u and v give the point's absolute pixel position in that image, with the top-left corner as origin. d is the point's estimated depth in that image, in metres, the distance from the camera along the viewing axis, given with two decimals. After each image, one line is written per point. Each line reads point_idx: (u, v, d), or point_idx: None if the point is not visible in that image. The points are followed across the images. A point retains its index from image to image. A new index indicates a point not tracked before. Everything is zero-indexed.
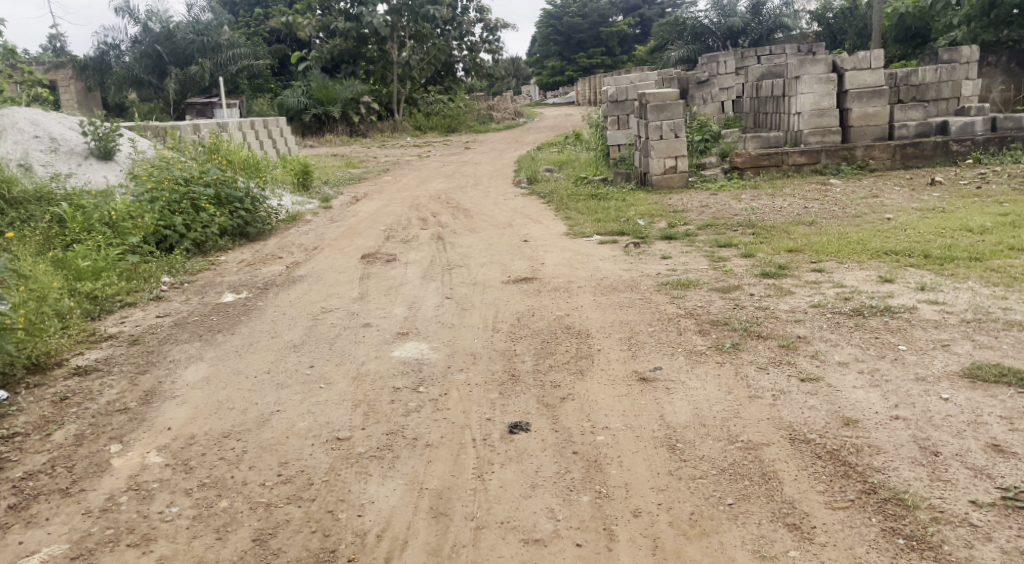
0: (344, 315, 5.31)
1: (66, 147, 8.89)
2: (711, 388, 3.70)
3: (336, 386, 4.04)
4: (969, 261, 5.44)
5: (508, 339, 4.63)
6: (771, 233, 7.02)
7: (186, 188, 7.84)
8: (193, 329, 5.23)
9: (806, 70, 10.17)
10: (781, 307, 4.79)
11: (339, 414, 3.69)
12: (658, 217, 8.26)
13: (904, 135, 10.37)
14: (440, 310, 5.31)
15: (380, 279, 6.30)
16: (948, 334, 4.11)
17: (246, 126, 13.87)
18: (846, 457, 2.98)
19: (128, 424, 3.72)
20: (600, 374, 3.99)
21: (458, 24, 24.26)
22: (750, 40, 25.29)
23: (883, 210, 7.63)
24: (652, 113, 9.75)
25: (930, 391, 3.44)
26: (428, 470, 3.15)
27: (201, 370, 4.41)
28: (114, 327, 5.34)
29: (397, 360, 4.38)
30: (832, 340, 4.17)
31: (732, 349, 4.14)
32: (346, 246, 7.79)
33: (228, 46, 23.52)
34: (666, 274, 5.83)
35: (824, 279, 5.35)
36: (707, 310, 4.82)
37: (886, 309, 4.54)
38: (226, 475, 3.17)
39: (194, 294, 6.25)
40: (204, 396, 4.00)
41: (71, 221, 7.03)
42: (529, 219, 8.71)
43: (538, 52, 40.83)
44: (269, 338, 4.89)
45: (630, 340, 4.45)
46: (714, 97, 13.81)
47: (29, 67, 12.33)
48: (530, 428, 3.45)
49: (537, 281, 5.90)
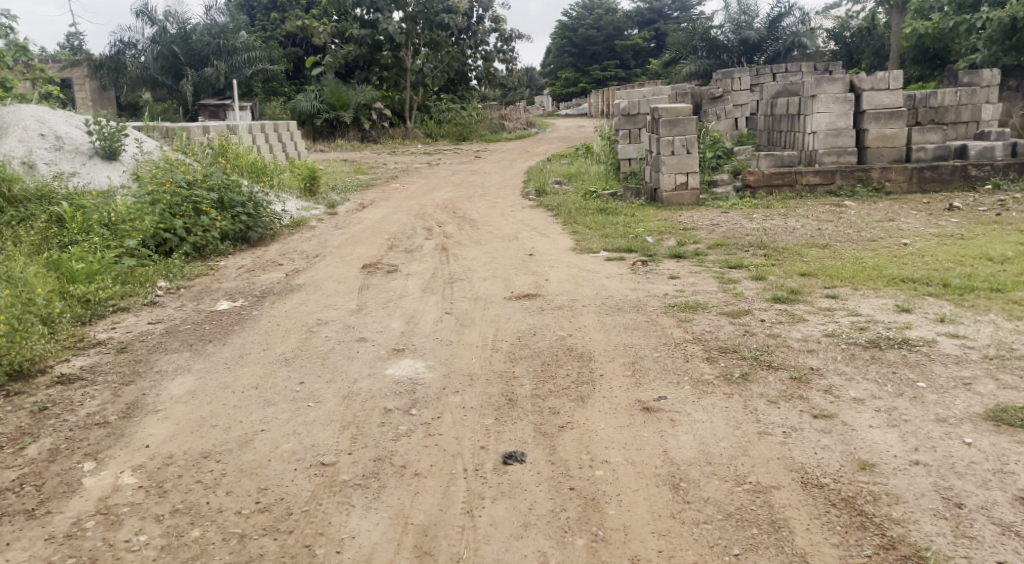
0: (339, 328, 5.14)
1: (70, 146, 8.77)
2: (718, 422, 3.50)
3: (325, 405, 3.85)
4: (990, 292, 5.24)
5: (507, 360, 4.44)
6: (783, 255, 6.81)
7: (188, 191, 7.68)
8: (184, 338, 5.06)
9: (822, 88, 10.03)
10: (793, 335, 4.59)
11: (325, 437, 3.51)
12: (667, 234, 8.06)
13: (922, 158, 10.14)
14: (439, 326, 5.13)
15: (379, 291, 6.14)
16: (970, 371, 3.91)
17: (255, 129, 13.76)
18: (862, 506, 2.78)
19: (105, 440, 3.55)
20: (602, 402, 3.80)
21: (473, 33, 24.23)
22: (765, 56, 25.04)
23: (900, 235, 7.42)
24: (664, 128, 9.63)
25: (953, 434, 3.24)
26: (414, 502, 2.97)
27: (187, 383, 4.24)
28: (104, 333, 5.18)
29: (390, 379, 4.19)
30: (847, 373, 3.96)
31: (741, 380, 3.94)
32: (349, 255, 7.64)
33: (243, 50, 23.46)
34: (674, 295, 5.64)
35: (838, 306, 5.15)
36: (715, 336, 4.62)
37: (904, 341, 4.34)
38: (201, 501, 2.99)
39: (189, 300, 6.09)
40: (187, 411, 3.83)
41: (70, 221, 6.90)
42: (535, 233, 8.54)
43: (552, 63, 40.82)
44: (260, 350, 4.72)
45: (634, 366, 4.26)
46: (727, 114, 13.74)
47: (41, 65, 12.07)
48: (525, 459, 3.28)
49: (540, 298, 5.73)
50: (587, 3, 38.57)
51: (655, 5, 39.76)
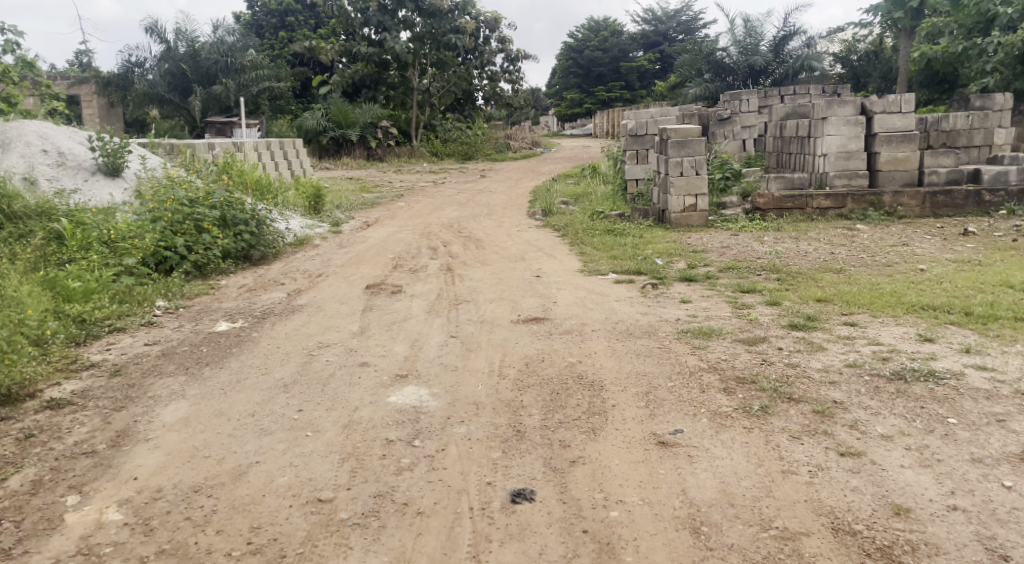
0: (341, 351, 4.96)
1: (73, 162, 8.67)
2: (739, 459, 3.33)
3: (325, 435, 3.67)
4: (1014, 321, 5.06)
5: (515, 388, 4.24)
6: (797, 279, 6.64)
7: (190, 209, 7.54)
8: (179, 361, 4.89)
9: (833, 111, 9.86)
10: (812, 365, 4.40)
11: (323, 470, 3.32)
12: (676, 256, 7.89)
13: (935, 182, 9.96)
14: (444, 350, 4.96)
15: (383, 313, 5.98)
16: (1004, 407, 3.72)
17: (261, 147, 13.71)
18: (900, 557, 2.63)
19: (91, 472, 3.37)
20: (614, 435, 3.61)
21: (479, 54, 24.14)
22: (772, 79, 25.00)
23: (915, 260, 7.24)
24: (673, 149, 9.54)
25: (991, 476, 3.10)
26: (416, 545, 2.79)
27: (181, 409, 4.05)
28: (98, 355, 5.01)
29: (393, 408, 4.00)
30: (872, 408, 3.77)
31: (761, 413, 3.75)
32: (351, 275, 7.48)
33: (251, 68, 23.56)
34: (686, 321, 5.45)
35: (858, 334, 4.96)
36: (731, 365, 4.43)
37: (930, 374, 4.14)
38: (190, 541, 2.82)
39: (187, 321, 5.93)
40: (179, 440, 3.65)
41: (69, 238, 6.76)
42: (542, 253, 8.39)
43: (558, 83, 41.05)
44: (258, 375, 4.54)
45: (647, 396, 4.06)
46: (735, 135, 13.51)
47: (48, 81, 11.99)
48: (535, 496, 3.10)
49: (547, 322, 5.54)
50: (593, 24, 38.60)
51: (661, 27, 39.22)
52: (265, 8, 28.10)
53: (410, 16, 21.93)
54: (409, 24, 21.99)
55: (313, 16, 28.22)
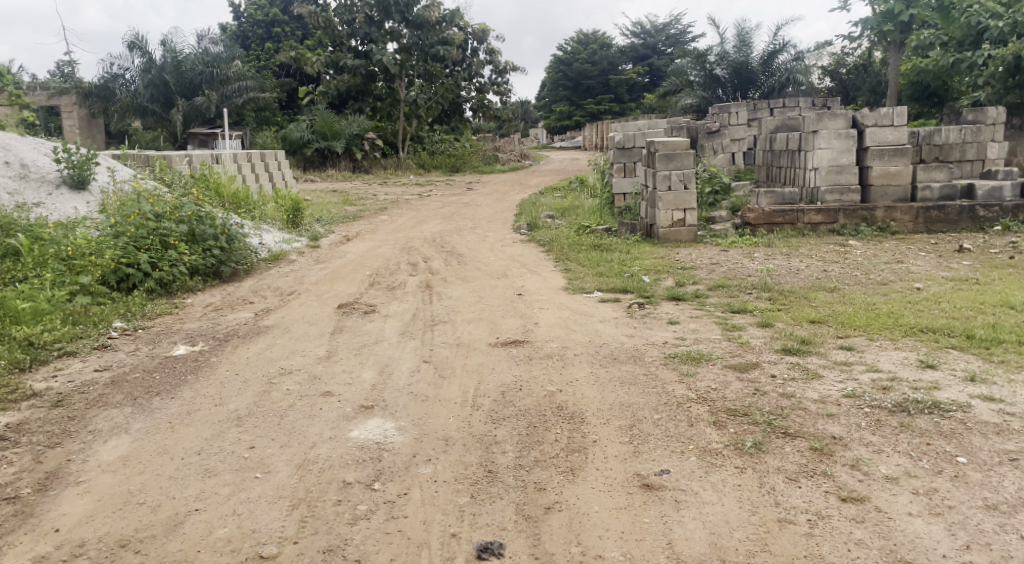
0: (303, 379, 4.61)
1: (37, 174, 8.30)
2: (731, 505, 3.02)
3: (275, 476, 3.33)
4: (1018, 345, 4.79)
5: (488, 421, 3.91)
6: (789, 299, 6.35)
7: (156, 224, 7.19)
8: (128, 390, 4.52)
9: (824, 124, 9.58)
10: (809, 395, 4.08)
11: (269, 519, 2.99)
12: (664, 274, 7.60)
13: (927, 198, 9.74)
14: (415, 377, 4.62)
15: (353, 335, 5.64)
16: (1016, 444, 3.43)
17: (241, 158, 13.37)
18: None
19: (8, 522, 3.01)
20: (594, 476, 3.29)
21: (467, 65, 23.90)
22: (761, 91, 24.91)
23: (912, 278, 6.99)
24: (660, 163, 9.26)
25: (1008, 527, 2.81)
26: None
27: (120, 447, 3.70)
28: (42, 383, 4.64)
29: (354, 445, 3.66)
30: (874, 445, 3.46)
31: (753, 451, 3.44)
32: (324, 293, 7.13)
33: (235, 78, 23.28)
34: (674, 344, 5.14)
35: (855, 360, 4.67)
36: (722, 396, 4.11)
37: (935, 406, 3.84)
38: None
39: (145, 344, 5.56)
40: (113, 484, 3.30)
41: (24, 254, 6.40)
42: (525, 270, 8.09)
43: (547, 95, 40.86)
44: (211, 406, 4.19)
45: (631, 431, 3.74)
46: (724, 148, 13.24)
47: (16, 90, 11.58)
48: (503, 552, 2.79)
49: (527, 345, 5.22)
50: (582, 38, 38.57)
51: (649, 40, 39.12)
52: (251, 18, 27.66)
53: (397, 27, 21.72)
54: (395, 35, 21.75)
55: (300, 28, 27.93)
